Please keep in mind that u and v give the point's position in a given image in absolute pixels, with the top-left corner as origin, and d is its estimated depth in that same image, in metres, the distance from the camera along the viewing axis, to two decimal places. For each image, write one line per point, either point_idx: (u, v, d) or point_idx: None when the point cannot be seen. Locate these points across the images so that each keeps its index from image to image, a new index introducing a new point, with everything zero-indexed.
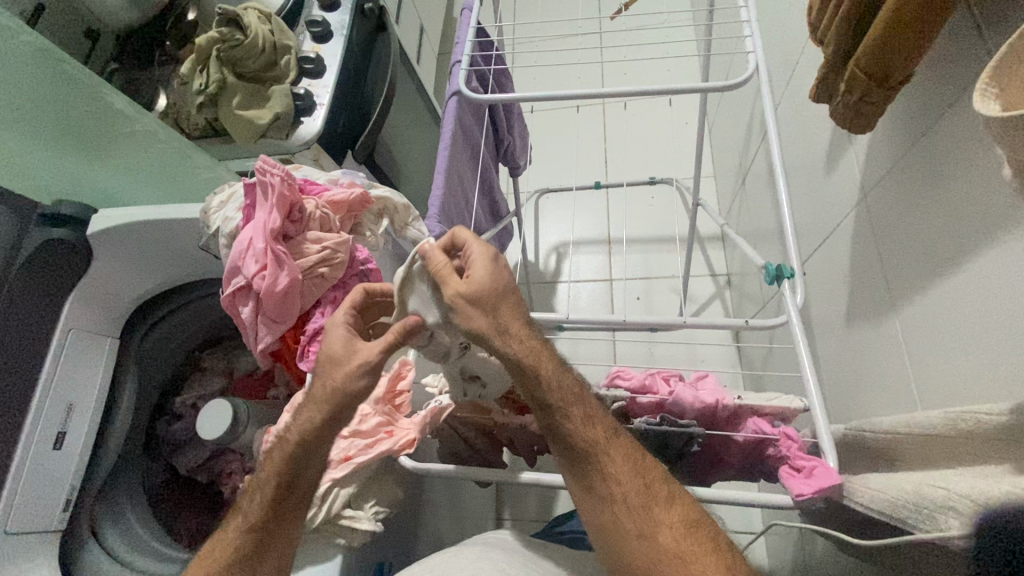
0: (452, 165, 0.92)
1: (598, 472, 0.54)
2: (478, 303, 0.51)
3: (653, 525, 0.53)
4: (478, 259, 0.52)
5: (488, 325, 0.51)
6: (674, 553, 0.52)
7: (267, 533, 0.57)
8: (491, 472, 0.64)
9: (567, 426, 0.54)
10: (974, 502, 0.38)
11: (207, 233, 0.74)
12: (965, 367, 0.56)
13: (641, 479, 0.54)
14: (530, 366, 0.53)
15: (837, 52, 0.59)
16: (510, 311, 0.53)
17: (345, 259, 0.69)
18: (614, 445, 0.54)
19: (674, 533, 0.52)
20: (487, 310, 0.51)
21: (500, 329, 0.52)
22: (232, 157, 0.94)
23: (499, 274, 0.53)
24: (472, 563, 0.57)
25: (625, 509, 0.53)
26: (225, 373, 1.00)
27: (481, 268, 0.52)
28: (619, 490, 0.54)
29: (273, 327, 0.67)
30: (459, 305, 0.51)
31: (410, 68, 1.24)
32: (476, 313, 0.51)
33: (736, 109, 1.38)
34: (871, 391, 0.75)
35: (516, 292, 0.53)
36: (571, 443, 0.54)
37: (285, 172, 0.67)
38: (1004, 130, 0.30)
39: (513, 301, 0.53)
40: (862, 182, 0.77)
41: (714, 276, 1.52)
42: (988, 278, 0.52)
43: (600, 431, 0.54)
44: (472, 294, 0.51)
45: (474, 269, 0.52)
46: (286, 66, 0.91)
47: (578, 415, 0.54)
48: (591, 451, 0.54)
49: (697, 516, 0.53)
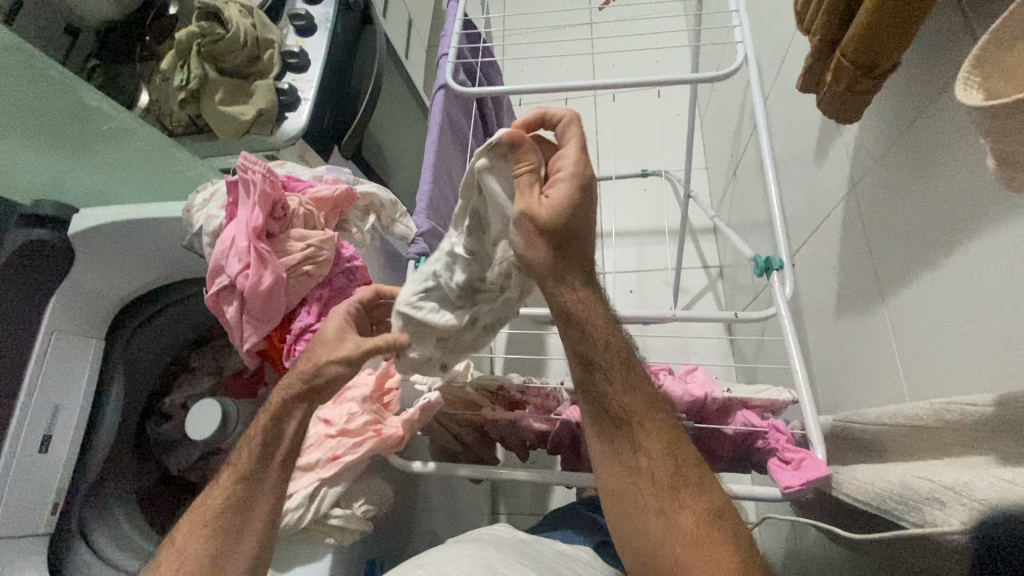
0: (440, 160, 0.91)
1: (630, 441, 0.54)
2: (558, 230, 0.49)
3: (676, 504, 0.52)
4: (570, 180, 0.50)
5: (549, 272, 0.51)
6: (693, 538, 0.50)
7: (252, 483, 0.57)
8: (482, 468, 0.63)
9: (606, 388, 0.54)
10: (958, 493, 0.38)
11: (190, 231, 0.73)
12: (953, 358, 0.56)
13: (672, 459, 0.53)
14: (579, 317, 0.53)
15: (825, 39, 0.58)
16: (576, 251, 0.52)
17: (330, 257, 0.68)
18: (650, 418, 0.54)
19: (695, 516, 0.51)
20: (560, 237, 0.50)
21: (563, 265, 0.52)
22: (216, 153, 0.92)
23: (585, 204, 0.51)
24: (466, 562, 0.56)
25: (648, 484, 0.53)
26: (215, 373, 0.99)
27: (571, 189, 0.49)
28: (648, 463, 0.53)
29: (259, 326, 0.67)
30: (522, 225, 0.48)
31: (398, 61, 1.23)
32: (551, 236, 0.49)
33: (726, 100, 1.38)
34: (860, 382, 0.75)
35: (586, 235, 0.53)
36: (608, 408, 0.55)
37: (267, 169, 0.65)
38: (988, 119, 0.29)
39: (577, 247, 0.52)
40: (851, 171, 0.76)
41: (706, 268, 1.52)
42: (976, 268, 0.52)
43: (640, 401, 0.55)
44: (552, 215, 0.48)
45: (555, 192, 0.49)
46: (268, 61, 0.90)
47: (618, 380, 0.54)
48: (628, 420, 0.54)
49: (721, 506, 0.52)
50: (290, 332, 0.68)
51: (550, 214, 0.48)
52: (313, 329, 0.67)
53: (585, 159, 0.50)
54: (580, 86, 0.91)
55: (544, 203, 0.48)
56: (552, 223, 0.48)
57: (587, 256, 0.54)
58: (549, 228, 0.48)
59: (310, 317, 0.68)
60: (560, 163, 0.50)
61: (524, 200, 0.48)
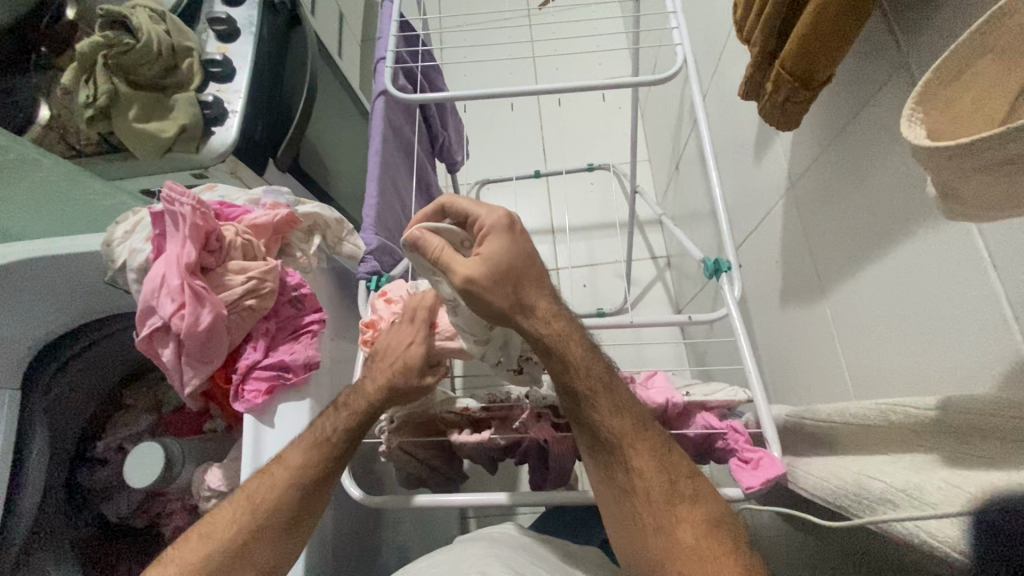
0: (385, 171, 0.88)
1: (623, 465, 0.55)
2: (504, 279, 0.51)
3: (674, 521, 0.53)
4: (493, 228, 0.52)
5: (513, 306, 0.52)
6: (693, 551, 0.52)
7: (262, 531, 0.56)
8: (455, 494, 0.62)
9: (595, 415, 0.56)
10: (907, 495, 0.40)
11: (112, 267, 0.66)
12: (891, 354, 0.59)
13: (666, 475, 0.55)
14: (558, 349, 0.54)
15: (763, 51, 0.59)
16: (532, 288, 0.54)
17: (274, 288, 0.63)
18: (639, 438, 0.55)
19: (693, 531, 0.53)
20: (510, 285, 0.51)
21: (525, 304, 0.53)
22: (135, 173, 0.84)
23: (518, 246, 0.52)
24: (481, 559, 0.56)
25: (645, 503, 0.54)
26: (153, 409, 0.91)
27: (496, 240, 0.52)
28: (642, 483, 0.55)
29: (200, 368, 0.61)
30: (467, 292, 0.50)
31: (331, 63, 1.16)
32: (498, 287, 0.51)
33: (666, 96, 1.40)
34: (805, 372, 0.79)
35: (538, 269, 0.54)
36: (597, 432, 0.56)
37: (197, 201, 0.60)
38: (930, 158, 0.30)
39: (535, 283, 0.54)
40: (789, 171, 0.80)
41: (654, 259, 1.55)
42: (910, 268, 0.55)
43: (628, 421, 0.56)
44: (488, 269, 0.50)
45: (485, 247, 0.51)
46: (188, 70, 0.83)
47: (605, 406, 0.55)
48: (617, 443, 0.55)
49: (720, 516, 0.54)
50: (235, 371, 0.63)
51: (486, 269, 0.50)
52: (261, 367, 0.63)
53: (497, 209, 0.52)
54: (525, 91, 0.90)
55: (476, 263, 0.50)
56: (492, 276, 0.50)
57: (548, 286, 0.55)
58: (493, 282, 0.50)
59: (256, 353, 0.63)
60: (478, 217, 0.53)
61: (457, 266, 0.50)
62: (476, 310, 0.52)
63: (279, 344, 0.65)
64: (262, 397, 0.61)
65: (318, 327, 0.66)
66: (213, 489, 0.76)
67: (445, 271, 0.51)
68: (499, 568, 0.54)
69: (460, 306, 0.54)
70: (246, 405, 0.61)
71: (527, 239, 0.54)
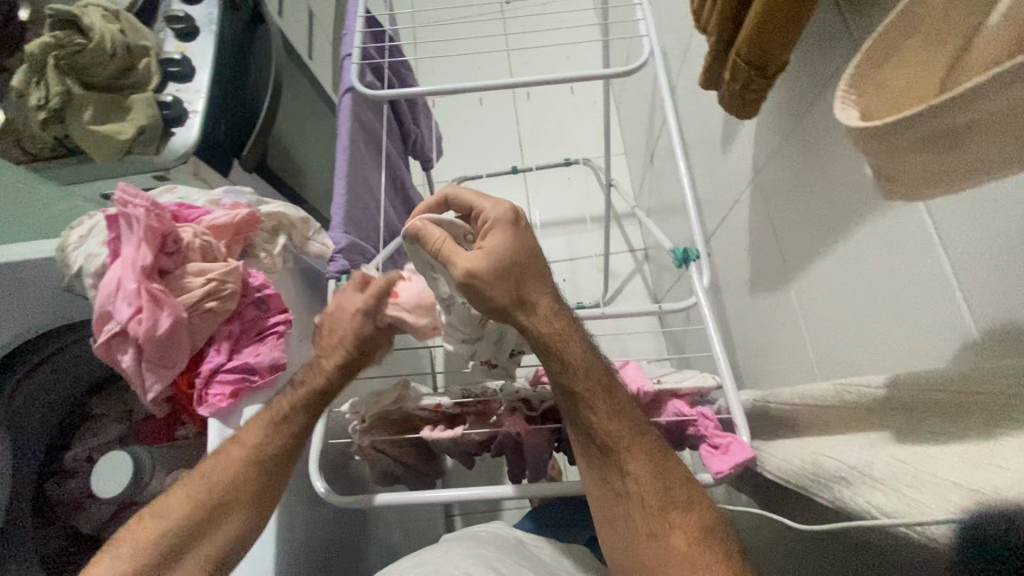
0: (353, 168, 0.87)
1: (619, 468, 0.55)
2: (505, 274, 0.52)
3: (667, 527, 0.54)
4: (497, 222, 0.53)
5: (513, 301, 0.52)
6: (685, 558, 0.53)
7: (224, 509, 0.57)
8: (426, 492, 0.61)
9: (593, 419, 0.55)
10: (860, 473, 0.41)
11: (68, 272, 0.65)
12: (853, 338, 0.60)
13: (661, 482, 0.55)
14: (556, 350, 0.54)
15: (720, 40, 0.60)
16: (533, 284, 0.54)
17: (235, 290, 0.62)
18: (636, 442, 0.55)
19: (684, 536, 0.54)
20: (511, 279, 0.52)
21: (526, 301, 0.53)
22: (93, 177, 0.82)
23: (522, 240, 0.54)
24: (464, 560, 0.56)
25: (639, 508, 0.55)
26: (122, 419, 0.88)
27: (499, 234, 0.53)
28: (636, 488, 0.55)
29: (161, 373, 0.60)
30: (468, 285, 0.51)
31: (298, 61, 1.15)
32: (500, 281, 0.51)
33: (639, 88, 1.41)
34: (775, 358, 0.80)
35: (541, 266, 0.55)
36: (594, 435, 0.55)
37: (151, 202, 0.59)
38: (862, 139, 0.30)
39: (537, 279, 0.54)
40: (754, 159, 0.80)
41: (633, 252, 1.56)
42: (869, 253, 0.56)
43: (626, 425, 0.55)
44: (491, 262, 0.51)
45: (489, 241, 0.52)
46: (145, 70, 0.81)
47: (603, 409, 0.55)
48: (615, 446, 0.55)
49: (711, 524, 0.55)
50: (198, 375, 0.62)
51: (488, 263, 0.51)
52: (224, 370, 0.62)
53: (502, 205, 0.54)
54: (492, 85, 0.89)
55: (479, 257, 0.51)
56: (494, 270, 0.51)
57: (550, 284, 0.55)
58: (494, 276, 0.51)
59: (220, 357, 0.62)
60: (483, 213, 0.54)
61: (459, 260, 0.51)
62: (477, 304, 0.53)
63: (243, 346, 0.64)
64: (226, 400, 0.61)
65: (283, 328, 0.65)
66: None
67: (445, 264, 0.52)
68: (468, 564, 0.55)
69: (456, 303, 0.56)
70: (211, 409, 0.61)
71: (530, 235, 0.55)
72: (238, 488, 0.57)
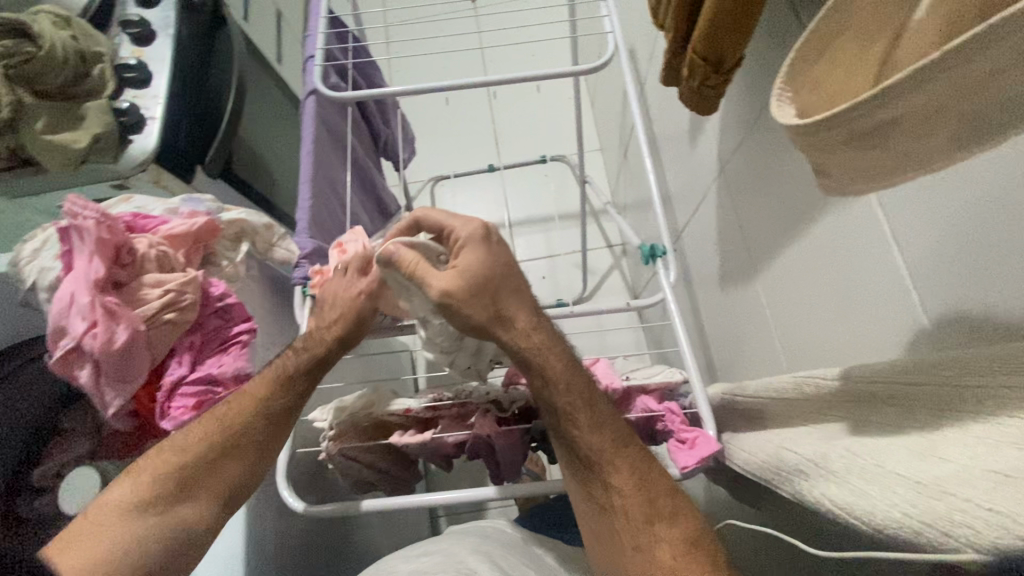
0: (319, 172, 0.86)
1: (602, 482, 0.55)
2: (480, 291, 0.54)
3: (653, 539, 0.53)
4: (468, 242, 0.56)
5: (490, 317, 0.55)
6: (670, 569, 0.51)
7: (214, 466, 0.57)
8: (410, 496, 0.60)
9: (575, 433, 0.55)
10: (816, 464, 0.41)
11: (22, 287, 0.63)
12: (815, 332, 0.61)
13: (646, 493, 0.54)
14: (536, 363, 0.56)
15: (676, 37, 0.60)
16: (510, 299, 0.56)
17: (195, 300, 0.61)
18: (619, 454, 0.55)
19: (671, 551, 0.52)
20: (486, 296, 0.55)
21: (503, 317, 0.56)
22: (49, 188, 0.80)
23: (493, 256, 0.56)
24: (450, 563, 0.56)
25: (623, 521, 0.54)
26: (93, 433, 0.87)
27: (469, 252, 0.56)
28: (622, 502, 0.54)
29: (120, 388, 0.59)
30: (445, 304, 0.53)
31: (264, 63, 1.13)
32: (475, 299, 0.54)
33: (612, 84, 1.41)
34: (746, 350, 0.81)
35: (516, 281, 0.57)
36: (578, 450, 0.56)
37: (102, 214, 0.57)
38: (797, 136, 0.30)
39: (512, 294, 0.57)
40: (719, 154, 0.81)
41: (611, 247, 1.56)
42: (827, 246, 0.56)
43: (608, 437, 0.55)
44: (463, 280, 0.54)
45: (462, 260, 0.55)
46: (100, 77, 0.79)
47: (584, 422, 0.55)
48: (596, 459, 0.55)
49: (698, 534, 0.53)
50: (160, 388, 0.61)
51: (462, 282, 0.54)
52: (186, 383, 0.61)
53: (471, 224, 0.57)
54: (458, 84, 0.89)
55: (452, 276, 0.54)
56: (468, 288, 0.54)
57: (526, 298, 0.57)
58: (468, 294, 0.54)
59: (181, 369, 0.61)
60: (454, 233, 0.57)
61: (434, 281, 0.53)
62: (455, 324, 0.55)
63: (206, 357, 0.63)
64: (189, 413, 0.60)
65: (247, 337, 0.64)
66: None
67: (420, 285, 0.54)
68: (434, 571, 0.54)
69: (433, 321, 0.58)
70: (174, 422, 0.60)
71: (501, 251, 0.57)
72: (228, 443, 0.57)
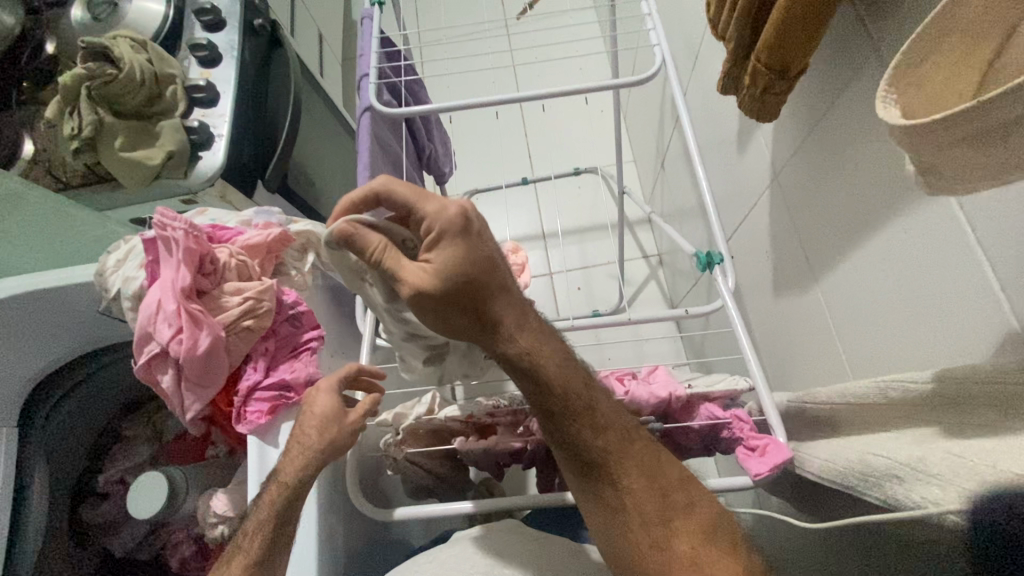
0: (374, 185, 0.88)
1: (610, 482, 0.55)
2: (460, 291, 0.50)
3: (670, 534, 0.53)
4: (443, 234, 0.49)
5: (473, 320, 0.52)
6: (693, 561, 0.52)
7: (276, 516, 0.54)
8: (452, 504, 0.61)
9: (578, 436, 0.55)
10: (911, 467, 0.40)
11: (106, 296, 0.66)
12: (889, 341, 0.60)
13: (657, 488, 0.55)
14: (527, 365, 0.54)
15: (737, 47, 0.61)
16: (497, 299, 0.53)
17: (271, 307, 0.64)
18: (625, 453, 0.55)
19: (689, 539, 0.53)
20: (467, 296, 0.51)
21: (487, 317, 0.53)
22: (123, 202, 0.83)
23: (473, 250, 0.50)
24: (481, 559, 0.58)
25: (637, 520, 0.54)
26: (153, 440, 0.90)
27: (448, 245, 0.50)
28: (631, 500, 0.54)
29: (200, 392, 0.61)
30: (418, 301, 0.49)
31: (314, 83, 1.17)
32: (452, 298, 0.50)
33: (647, 96, 1.42)
34: (802, 357, 0.80)
35: (500, 275, 0.53)
36: (582, 453, 0.55)
37: (189, 224, 0.61)
38: (905, 134, 0.31)
39: (496, 291, 0.53)
40: (772, 162, 0.81)
41: (646, 258, 1.57)
42: (898, 250, 0.56)
43: (611, 436, 0.56)
44: (440, 280, 0.49)
45: (438, 256, 0.50)
46: (172, 97, 0.83)
47: (585, 425, 0.55)
48: (602, 461, 0.55)
49: (712, 522, 0.54)
50: (236, 393, 0.63)
51: (437, 282, 0.49)
52: (262, 388, 0.63)
53: (449, 212, 0.49)
54: (507, 99, 0.91)
55: (425, 273, 0.50)
56: (445, 288, 0.49)
57: (514, 295, 0.54)
58: (445, 295, 0.50)
59: (257, 374, 0.63)
60: (427, 219, 0.50)
61: (406, 278, 0.49)
62: (431, 320, 0.52)
63: (279, 364, 0.65)
64: (265, 417, 0.61)
65: (317, 344, 0.66)
66: (220, 514, 0.75)
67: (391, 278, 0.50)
68: None
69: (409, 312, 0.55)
70: (250, 426, 0.61)
71: (485, 245, 0.51)
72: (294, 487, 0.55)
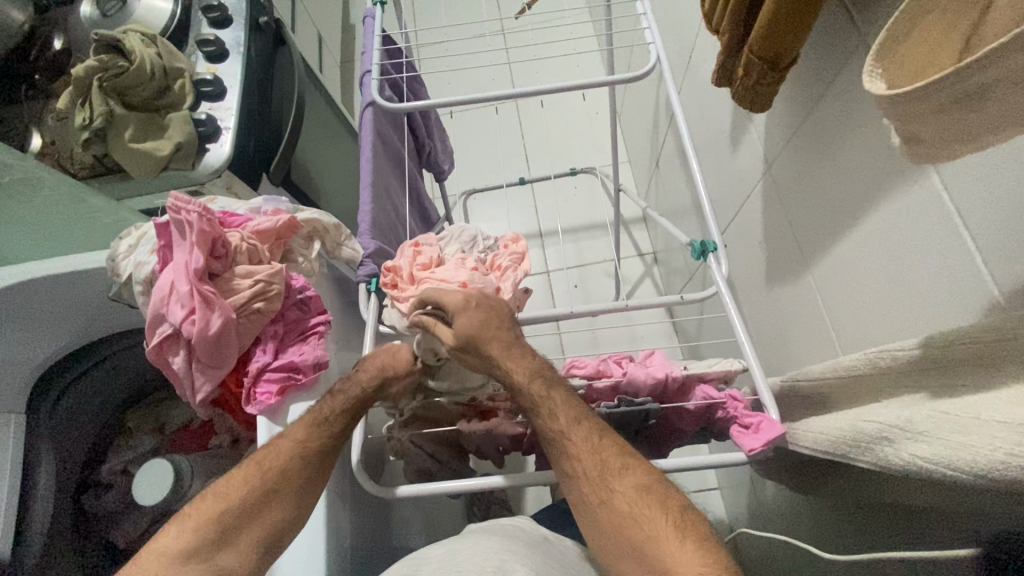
0: (377, 178, 0.90)
1: (562, 452, 0.56)
2: (471, 347, 0.60)
3: (608, 491, 0.54)
4: (459, 310, 0.61)
5: (480, 364, 0.61)
6: (629, 517, 0.52)
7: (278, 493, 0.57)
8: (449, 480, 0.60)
9: (536, 417, 0.58)
10: (901, 430, 0.42)
11: (118, 281, 0.67)
12: (879, 322, 0.62)
13: (597, 452, 0.55)
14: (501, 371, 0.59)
15: (731, 40, 0.64)
16: (498, 344, 0.60)
17: (281, 291, 0.65)
18: (576, 426, 0.56)
19: (626, 497, 0.53)
20: (479, 353, 0.60)
21: (490, 361, 0.60)
22: (132, 193, 0.85)
23: (484, 318, 0.61)
24: (495, 552, 0.53)
25: (586, 482, 0.55)
26: (156, 431, 0.92)
27: (464, 316, 0.61)
28: (580, 466, 0.55)
29: (211, 373, 0.63)
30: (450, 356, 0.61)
31: (316, 81, 1.19)
32: (469, 355, 0.61)
33: (642, 97, 1.45)
34: (795, 343, 0.83)
35: (509, 329, 0.62)
36: (540, 431, 0.58)
37: (202, 208, 0.63)
38: (890, 104, 0.33)
39: (503, 338, 0.61)
40: (765, 155, 0.84)
41: (642, 256, 1.59)
42: (885, 229, 0.59)
43: (562, 418, 0.57)
44: (459, 344, 0.60)
45: (458, 321, 0.60)
46: (179, 90, 0.85)
47: (539, 404, 0.57)
48: (556, 433, 0.57)
49: (649, 480, 0.54)
50: (246, 374, 0.64)
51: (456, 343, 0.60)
52: (271, 369, 0.64)
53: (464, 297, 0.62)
54: (507, 95, 0.93)
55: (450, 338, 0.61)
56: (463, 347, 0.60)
57: (512, 338, 0.61)
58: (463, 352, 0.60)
59: (266, 356, 0.64)
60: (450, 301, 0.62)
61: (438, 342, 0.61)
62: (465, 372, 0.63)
63: (288, 346, 0.66)
64: (274, 398, 0.62)
65: (324, 328, 0.67)
66: None
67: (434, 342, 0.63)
68: (515, 551, 0.55)
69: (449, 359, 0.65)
70: (259, 407, 0.62)
71: (494, 312, 0.62)
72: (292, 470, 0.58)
